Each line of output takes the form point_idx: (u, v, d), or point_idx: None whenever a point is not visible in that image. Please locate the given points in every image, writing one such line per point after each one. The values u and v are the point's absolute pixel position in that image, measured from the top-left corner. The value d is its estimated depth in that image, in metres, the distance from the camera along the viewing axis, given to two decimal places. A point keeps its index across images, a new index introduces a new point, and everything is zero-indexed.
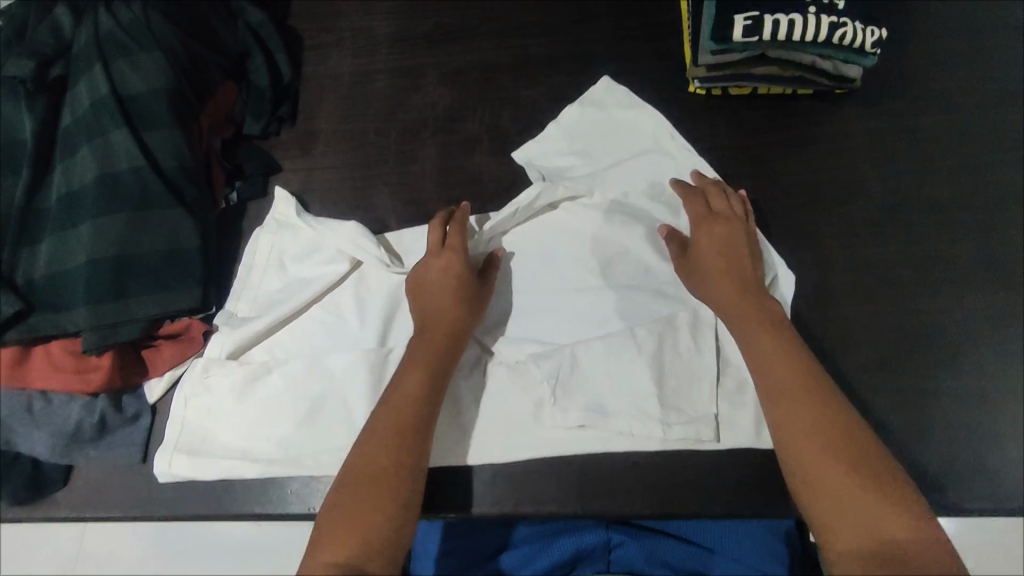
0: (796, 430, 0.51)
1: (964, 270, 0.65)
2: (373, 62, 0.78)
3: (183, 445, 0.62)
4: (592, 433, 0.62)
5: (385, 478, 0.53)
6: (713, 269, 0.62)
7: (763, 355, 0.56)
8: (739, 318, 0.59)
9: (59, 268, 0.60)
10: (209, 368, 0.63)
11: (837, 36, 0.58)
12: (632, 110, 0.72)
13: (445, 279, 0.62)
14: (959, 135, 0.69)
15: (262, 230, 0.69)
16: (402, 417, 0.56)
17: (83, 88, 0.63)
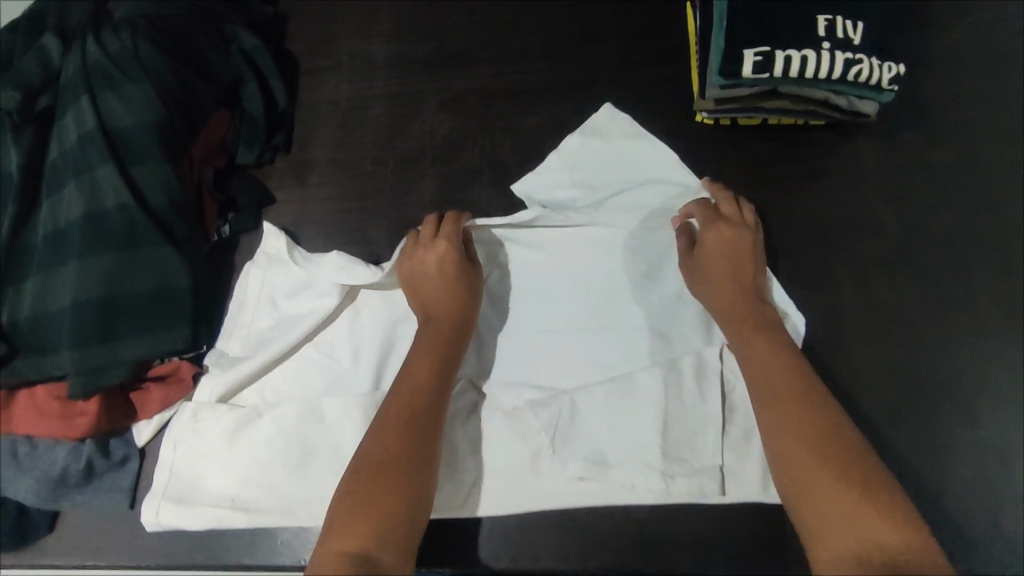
0: (794, 435, 0.50)
1: (979, 316, 0.62)
2: (370, 87, 0.76)
3: (170, 493, 0.60)
4: (592, 486, 0.60)
5: (394, 461, 0.51)
6: (718, 273, 0.61)
7: (763, 361, 0.55)
8: (740, 325, 0.58)
9: (44, 309, 0.58)
10: (199, 413, 0.61)
11: (852, 72, 0.56)
12: (635, 138, 0.68)
13: (443, 272, 0.61)
14: (977, 172, 0.66)
15: (253, 266, 0.67)
16: (412, 405, 0.54)
17: (70, 121, 0.61)
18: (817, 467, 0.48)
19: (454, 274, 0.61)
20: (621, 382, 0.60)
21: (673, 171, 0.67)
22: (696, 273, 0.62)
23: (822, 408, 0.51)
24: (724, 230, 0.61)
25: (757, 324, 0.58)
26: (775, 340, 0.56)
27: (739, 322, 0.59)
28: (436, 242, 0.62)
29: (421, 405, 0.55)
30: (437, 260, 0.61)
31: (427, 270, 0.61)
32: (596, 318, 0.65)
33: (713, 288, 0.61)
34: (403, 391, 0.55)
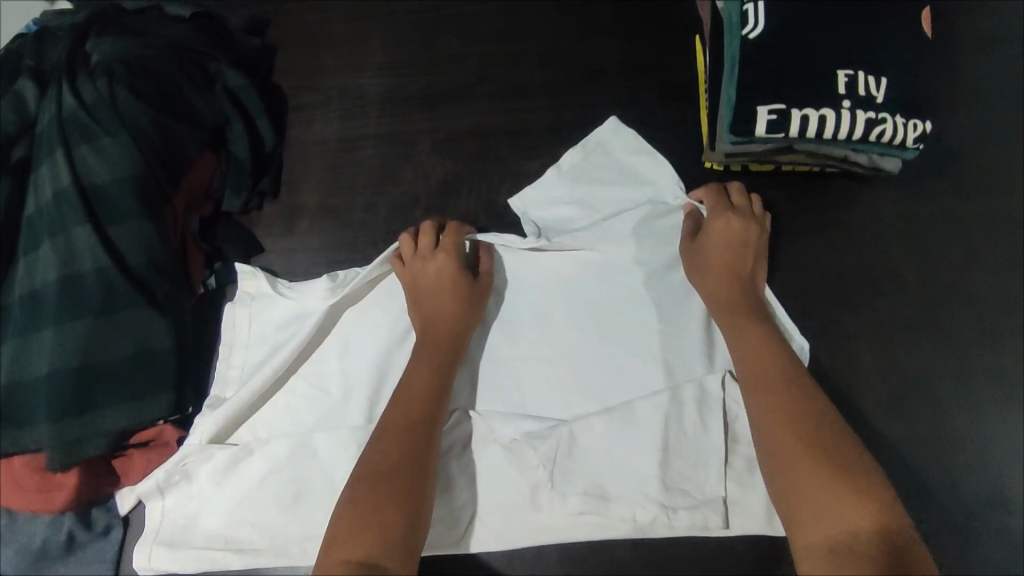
0: (782, 429, 0.47)
1: (995, 381, 0.59)
2: (361, 125, 0.72)
3: (162, 537, 0.56)
4: (590, 520, 0.55)
5: (397, 459, 0.48)
6: (722, 265, 0.58)
7: (753, 354, 0.52)
8: (735, 323, 0.55)
9: (21, 375, 0.56)
10: (187, 458, 0.56)
11: (874, 132, 0.52)
12: (642, 156, 0.64)
13: (444, 277, 0.58)
14: (1002, 223, 0.62)
15: (236, 305, 0.62)
16: (416, 406, 0.52)
17: (45, 175, 0.59)
18: (803, 459, 0.45)
19: (460, 283, 0.58)
20: (623, 411, 0.55)
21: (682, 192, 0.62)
22: (700, 261, 0.58)
23: (810, 402, 0.48)
24: (734, 220, 0.59)
25: (751, 319, 0.55)
26: (766, 338, 0.53)
27: (731, 319, 0.55)
28: (441, 250, 0.59)
29: (424, 405, 0.52)
30: (438, 267, 0.59)
31: (430, 281, 0.59)
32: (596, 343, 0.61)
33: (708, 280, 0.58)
34: (404, 392, 0.53)
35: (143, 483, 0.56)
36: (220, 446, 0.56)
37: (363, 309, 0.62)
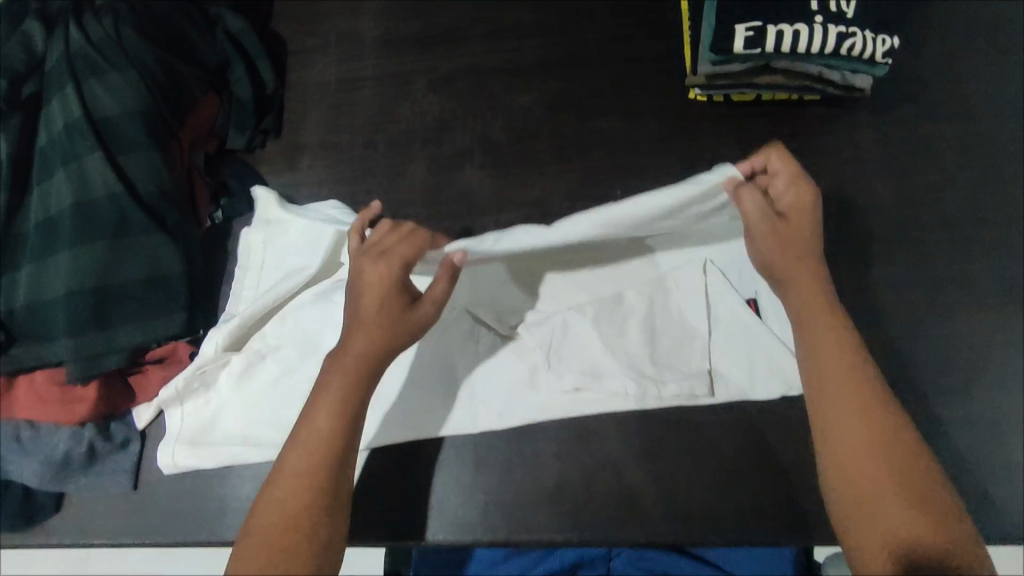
0: (861, 443, 0.45)
1: (977, 291, 0.60)
2: (359, 68, 0.75)
3: (185, 436, 0.61)
4: (588, 396, 0.58)
5: (294, 519, 0.46)
6: (798, 249, 0.52)
7: (824, 347, 0.49)
8: (807, 312, 0.50)
9: (38, 295, 0.58)
10: (204, 366, 0.61)
11: (845, 46, 0.55)
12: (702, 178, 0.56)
13: (375, 299, 0.51)
14: (979, 142, 0.64)
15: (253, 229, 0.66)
16: (314, 454, 0.48)
17: (55, 108, 0.61)
18: (883, 485, 0.44)
19: (392, 313, 0.51)
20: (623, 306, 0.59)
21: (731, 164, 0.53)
22: (783, 246, 0.51)
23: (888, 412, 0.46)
24: (809, 195, 0.52)
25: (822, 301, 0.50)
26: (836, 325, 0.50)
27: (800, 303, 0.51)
28: (385, 261, 0.52)
29: (321, 458, 0.48)
30: (372, 286, 0.51)
31: (363, 292, 0.52)
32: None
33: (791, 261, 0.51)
34: (304, 437, 0.49)
35: (163, 390, 0.61)
36: (236, 352, 0.62)
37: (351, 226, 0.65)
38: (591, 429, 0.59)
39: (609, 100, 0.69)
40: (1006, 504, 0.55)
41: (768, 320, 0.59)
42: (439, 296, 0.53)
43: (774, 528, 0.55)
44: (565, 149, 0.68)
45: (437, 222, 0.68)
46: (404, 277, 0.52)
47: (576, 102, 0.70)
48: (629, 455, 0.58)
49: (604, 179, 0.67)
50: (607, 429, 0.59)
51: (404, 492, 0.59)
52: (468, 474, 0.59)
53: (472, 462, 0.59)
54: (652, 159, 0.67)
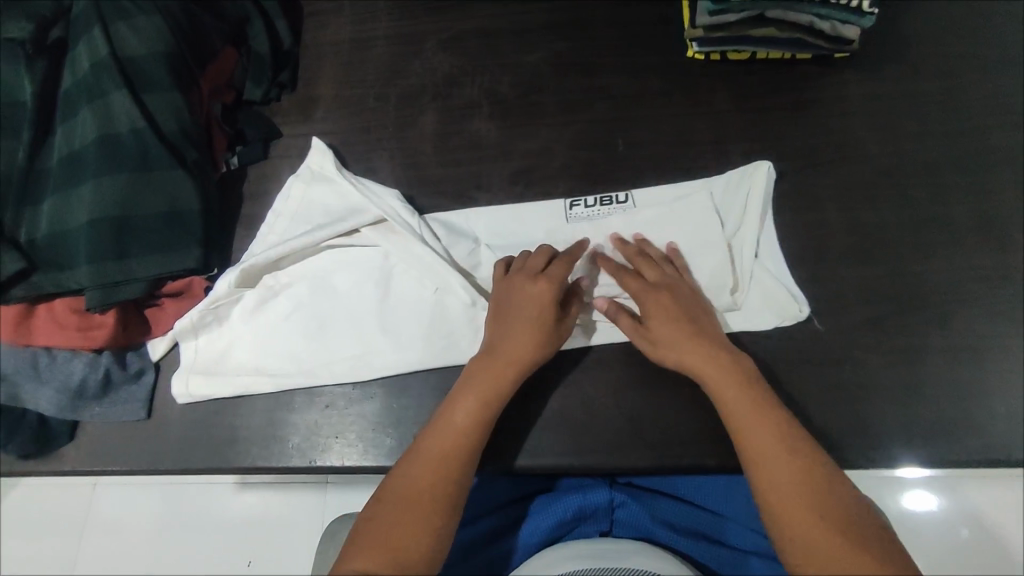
0: (781, 480, 0.48)
1: (958, 230, 0.63)
2: (372, 28, 0.78)
3: (199, 367, 0.63)
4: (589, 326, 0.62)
5: (424, 501, 0.51)
6: (675, 340, 0.56)
7: (728, 391, 0.53)
8: (714, 371, 0.53)
9: (61, 226, 0.60)
10: (218, 302, 0.62)
11: None
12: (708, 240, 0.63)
13: (533, 317, 0.57)
14: (959, 96, 0.68)
15: (295, 179, 0.68)
16: (460, 443, 0.53)
17: (83, 49, 0.63)
18: (805, 515, 0.46)
19: (546, 326, 0.57)
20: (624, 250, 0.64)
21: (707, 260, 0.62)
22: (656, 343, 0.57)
23: (804, 446, 0.50)
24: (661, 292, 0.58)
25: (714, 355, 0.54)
26: (741, 380, 0.53)
27: (699, 369, 0.54)
28: (546, 281, 0.58)
29: (463, 447, 0.53)
30: (526, 305, 0.57)
31: (518, 310, 0.57)
32: (587, 195, 0.67)
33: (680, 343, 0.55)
34: (445, 426, 0.54)
35: (177, 324, 0.62)
36: (249, 289, 0.64)
37: (363, 182, 0.66)
38: (595, 362, 0.61)
39: (612, 58, 0.73)
40: (988, 426, 0.58)
41: (765, 260, 0.63)
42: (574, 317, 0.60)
43: None
44: (569, 103, 0.71)
45: (446, 171, 0.70)
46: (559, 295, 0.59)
47: (580, 61, 0.73)
48: (629, 383, 0.60)
49: (607, 130, 0.70)
50: (610, 362, 0.61)
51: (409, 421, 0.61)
52: None
53: None
54: (653, 112, 0.70)
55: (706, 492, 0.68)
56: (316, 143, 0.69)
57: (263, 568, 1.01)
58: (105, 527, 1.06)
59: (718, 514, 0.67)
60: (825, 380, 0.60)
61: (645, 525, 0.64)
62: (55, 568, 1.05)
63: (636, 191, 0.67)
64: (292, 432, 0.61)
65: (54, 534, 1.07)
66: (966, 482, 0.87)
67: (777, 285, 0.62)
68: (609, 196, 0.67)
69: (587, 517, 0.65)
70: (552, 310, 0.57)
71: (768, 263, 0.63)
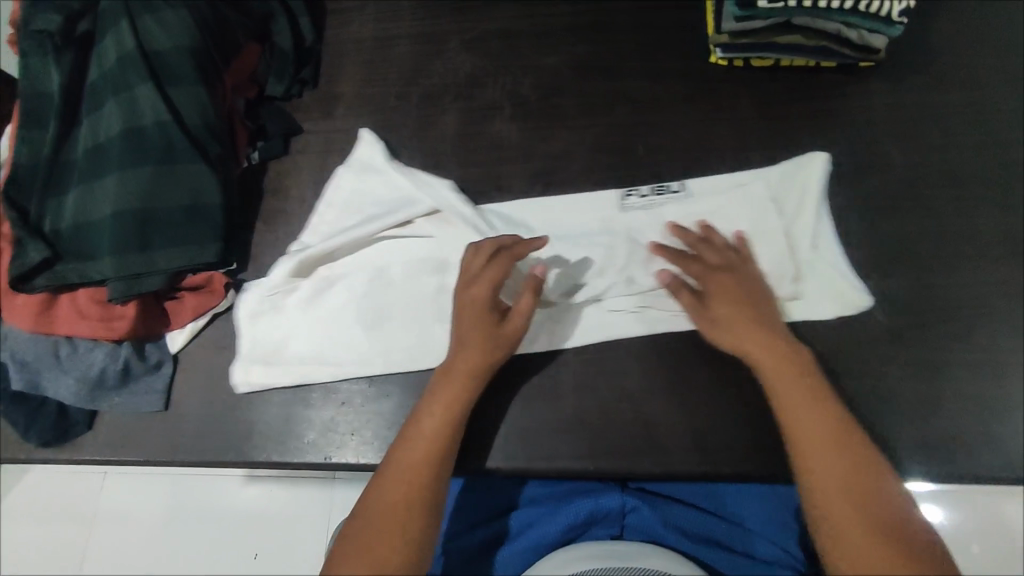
0: (829, 473, 0.50)
1: (981, 244, 0.63)
2: (394, 27, 0.78)
3: (257, 356, 0.63)
4: (612, 326, 0.62)
5: (395, 519, 0.52)
6: (733, 323, 0.57)
7: (784, 377, 0.54)
8: (769, 357, 0.55)
9: (85, 217, 0.61)
10: (277, 290, 0.64)
11: (864, 3, 0.61)
12: (767, 236, 0.62)
13: (477, 322, 0.57)
14: (985, 108, 0.67)
15: (345, 170, 0.69)
16: (424, 459, 0.54)
17: (110, 43, 0.64)
18: (847, 514, 0.49)
19: (488, 328, 0.57)
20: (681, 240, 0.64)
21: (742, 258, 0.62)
22: (715, 324, 0.58)
23: (853, 437, 0.52)
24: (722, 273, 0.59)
25: (771, 346, 0.55)
26: (796, 365, 0.54)
27: (756, 352, 0.55)
28: (478, 282, 0.58)
29: (426, 461, 0.54)
30: (471, 311, 0.58)
31: (465, 318, 0.58)
32: (640, 186, 0.67)
33: (731, 331, 0.57)
34: (414, 436, 0.55)
35: (240, 308, 0.64)
36: (305, 279, 0.64)
37: (414, 172, 0.66)
38: (612, 366, 0.61)
39: (635, 62, 0.73)
40: (1006, 443, 0.57)
41: (822, 252, 0.63)
42: (526, 307, 0.57)
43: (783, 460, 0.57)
44: (591, 106, 0.71)
45: (465, 171, 0.70)
46: (496, 293, 0.58)
47: (602, 64, 0.73)
48: (646, 389, 0.60)
49: (629, 135, 0.70)
50: (627, 367, 0.61)
51: None
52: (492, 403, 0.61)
53: (493, 391, 0.62)
54: (675, 117, 0.70)
55: (717, 498, 0.69)
56: (368, 133, 0.70)
57: (272, 561, 1.01)
58: (115, 514, 1.07)
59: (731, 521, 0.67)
60: (842, 392, 0.59)
61: (655, 530, 0.65)
62: (66, 552, 1.07)
63: (689, 180, 0.67)
64: (308, 428, 0.61)
65: (65, 521, 1.08)
66: (978, 498, 0.87)
67: (840, 283, 0.61)
68: (663, 186, 0.66)
69: (599, 519, 0.66)
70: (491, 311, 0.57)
71: (828, 256, 0.63)
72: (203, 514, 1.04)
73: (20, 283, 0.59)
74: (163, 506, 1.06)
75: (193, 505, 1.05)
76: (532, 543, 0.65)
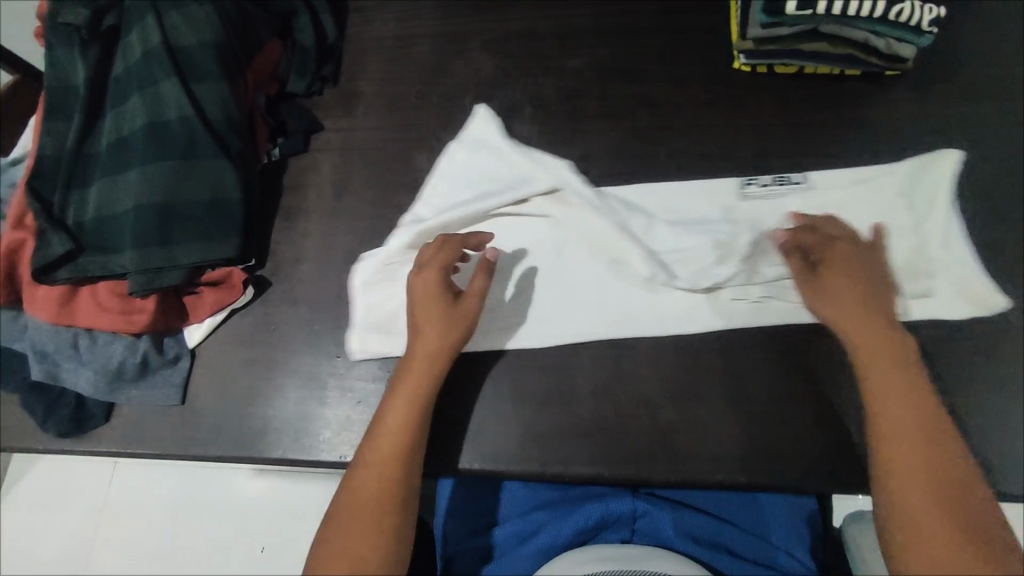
0: (916, 462, 0.49)
1: (1006, 259, 0.62)
2: (416, 26, 0.78)
3: (372, 325, 0.63)
4: (632, 330, 0.62)
5: (370, 509, 0.52)
6: (844, 296, 0.55)
7: (881, 362, 0.53)
8: (868, 338, 0.54)
9: (108, 210, 0.61)
10: (394, 260, 0.63)
11: (893, 12, 0.60)
12: (892, 231, 0.61)
13: (430, 307, 0.58)
14: (1013, 120, 0.66)
15: (458, 145, 0.68)
16: (393, 448, 0.54)
17: (136, 37, 0.64)
18: (926, 505, 0.47)
19: (442, 310, 0.58)
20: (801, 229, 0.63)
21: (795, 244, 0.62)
22: (828, 294, 0.56)
23: (946, 433, 0.50)
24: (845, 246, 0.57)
25: (874, 327, 0.54)
26: (900, 351, 0.53)
27: (858, 332, 0.54)
28: (430, 267, 0.59)
29: (395, 450, 0.54)
30: (424, 298, 0.58)
31: (420, 305, 0.59)
32: (761, 175, 0.66)
33: (835, 304, 0.56)
34: (380, 426, 0.56)
35: (358, 277, 0.64)
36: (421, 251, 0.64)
37: (531, 151, 0.65)
38: (629, 371, 0.61)
39: (657, 66, 0.72)
40: None
41: (952, 252, 0.61)
42: (480, 288, 0.59)
43: (800, 472, 0.57)
44: (613, 109, 0.71)
45: None
46: (448, 277, 0.59)
47: (625, 67, 0.72)
48: (663, 395, 0.60)
49: (650, 139, 0.69)
50: (644, 373, 0.61)
51: (440, 419, 0.62)
52: (507, 406, 0.61)
53: (509, 394, 0.62)
54: (697, 122, 0.70)
55: (728, 505, 0.69)
56: (480, 109, 0.70)
57: (280, 554, 1.02)
58: (125, 503, 1.08)
59: (746, 531, 0.66)
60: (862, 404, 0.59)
61: (667, 535, 0.64)
62: (76, 539, 1.07)
63: (812, 172, 0.66)
64: (324, 426, 0.61)
65: (77, 507, 1.09)
66: None
67: (970, 287, 0.60)
68: (784, 177, 0.65)
69: (610, 524, 0.66)
70: (444, 294, 0.58)
71: (956, 254, 0.61)
72: (213, 506, 1.05)
73: (43, 274, 0.59)
74: (173, 496, 1.06)
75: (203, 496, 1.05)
76: (541, 544, 0.64)
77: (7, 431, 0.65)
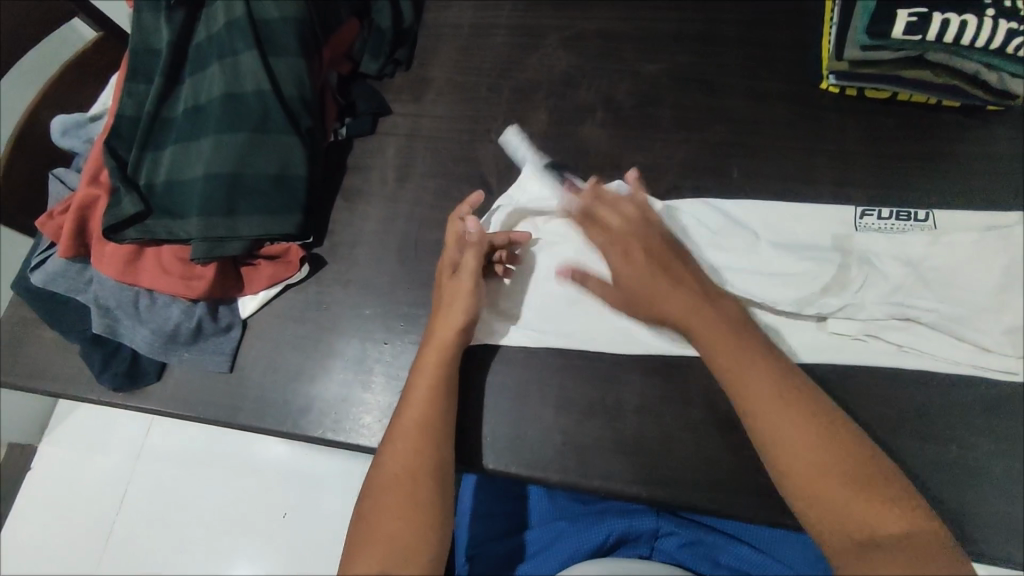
0: (801, 460, 0.47)
1: None
2: (494, 17, 0.76)
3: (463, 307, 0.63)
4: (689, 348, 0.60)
5: (399, 490, 0.51)
6: (641, 297, 0.56)
7: (734, 360, 0.52)
8: (716, 333, 0.53)
9: (178, 175, 0.62)
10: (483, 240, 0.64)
11: (1012, 45, 0.56)
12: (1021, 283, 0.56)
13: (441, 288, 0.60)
14: None
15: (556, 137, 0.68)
16: (418, 419, 0.54)
17: (220, 6, 0.65)
18: (807, 457, 0.47)
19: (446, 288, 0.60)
20: (924, 268, 0.58)
21: (907, 283, 0.58)
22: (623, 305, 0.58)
23: (819, 415, 0.49)
24: (625, 245, 0.58)
25: (667, 275, 0.56)
26: (749, 341, 0.52)
27: (708, 331, 0.53)
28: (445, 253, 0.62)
29: (420, 430, 0.53)
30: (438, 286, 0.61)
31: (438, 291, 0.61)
32: (879, 206, 0.63)
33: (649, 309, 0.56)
34: (403, 407, 0.55)
35: None
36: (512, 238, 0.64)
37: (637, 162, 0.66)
38: (680, 393, 0.59)
39: (738, 79, 0.69)
40: None
41: None
42: (472, 264, 0.59)
43: None
44: (688, 119, 0.68)
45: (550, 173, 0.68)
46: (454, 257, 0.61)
47: (704, 77, 0.70)
48: (711, 422, 0.58)
49: (723, 154, 0.67)
50: (694, 397, 0.59)
51: (479, 419, 0.61)
52: (550, 413, 0.60)
53: (553, 401, 0.61)
54: (776, 140, 0.66)
55: (752, 531, 0.69)
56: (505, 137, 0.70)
57: (300, 522, 1.04)
58: (158, 454, 1.11)
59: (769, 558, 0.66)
60: (930, 458, 0.54)
61: (685, 558, 0.65)
62: (106, 483, 1.11)
63: (938, 211, 0.62)
64: (366, 411, 0.62)
65: (112, 452, 1.13)
66: None
67: None
68: (906, 211, 0.62)
69: (629, 539, 0.66)
70: (444, 273, 0.61)
71: None
72: (243, 467, 1.08)
73: (113, 233, 0.61)
74: (205, 453, 1.10)
75: (236, 455, 1.09)
76: (566, 555, 0.64)
77: (63, 379, 0.67)
